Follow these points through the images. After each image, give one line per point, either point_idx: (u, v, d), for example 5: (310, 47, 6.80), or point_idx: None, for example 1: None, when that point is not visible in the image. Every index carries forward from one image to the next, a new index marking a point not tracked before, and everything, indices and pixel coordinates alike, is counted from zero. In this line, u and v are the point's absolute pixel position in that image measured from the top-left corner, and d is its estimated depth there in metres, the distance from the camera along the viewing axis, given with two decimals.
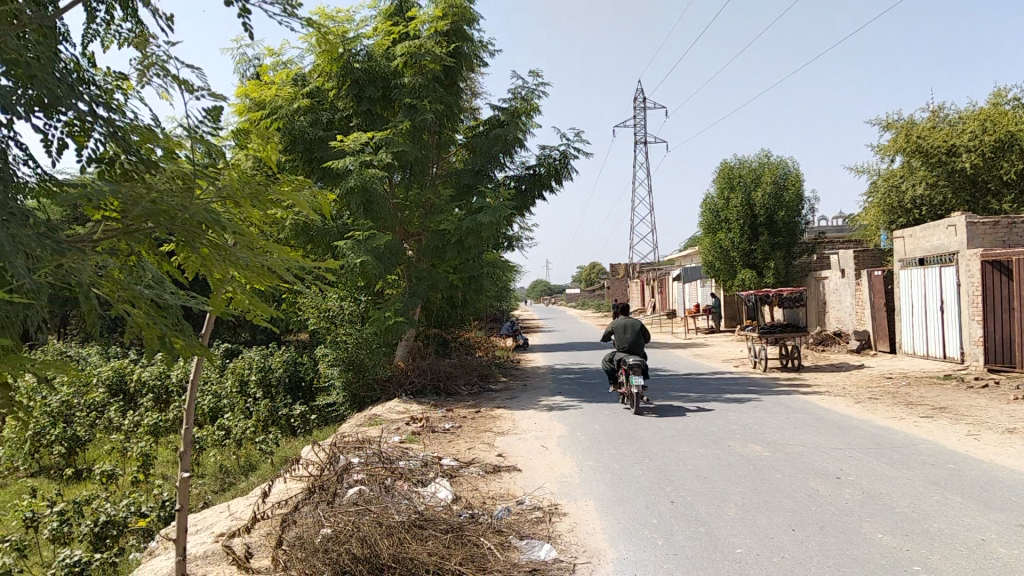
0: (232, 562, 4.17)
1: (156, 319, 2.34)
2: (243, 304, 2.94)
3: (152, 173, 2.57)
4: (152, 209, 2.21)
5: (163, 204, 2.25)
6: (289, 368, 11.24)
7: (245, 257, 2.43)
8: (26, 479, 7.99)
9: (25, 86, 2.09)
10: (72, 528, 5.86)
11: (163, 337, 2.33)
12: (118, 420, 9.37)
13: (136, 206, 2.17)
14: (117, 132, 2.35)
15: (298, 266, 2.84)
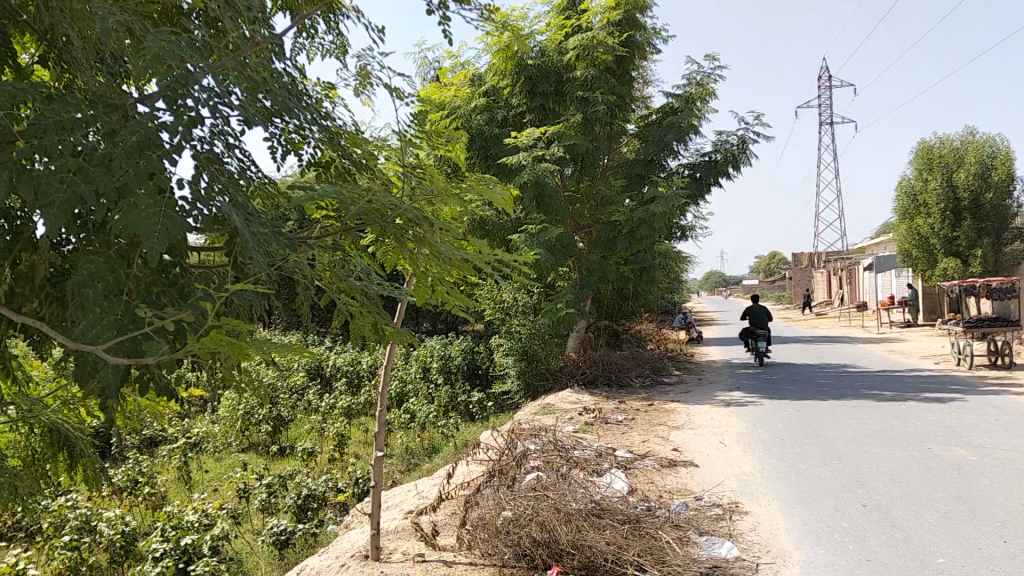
0: (420, 538, 4.43)
1: (372, 310, 2.45)
2: (441, 295, 3.00)
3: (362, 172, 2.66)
4: (368, 207, 2.26)
5: (377, 202, 2.31)
6: (467, 357, 11.69)
7: (450, 252, 2.46)
8: (239, 452, 8.86)
9: (260, 98, 2.24)
10: (280, 498, 6.45)
11: (377, 327, 2.41)
12: (315, 401, 10.16)
13: (353, 205, 2.30)
14: (332, 136, 2.49)
15: (496, 257, 2.86)
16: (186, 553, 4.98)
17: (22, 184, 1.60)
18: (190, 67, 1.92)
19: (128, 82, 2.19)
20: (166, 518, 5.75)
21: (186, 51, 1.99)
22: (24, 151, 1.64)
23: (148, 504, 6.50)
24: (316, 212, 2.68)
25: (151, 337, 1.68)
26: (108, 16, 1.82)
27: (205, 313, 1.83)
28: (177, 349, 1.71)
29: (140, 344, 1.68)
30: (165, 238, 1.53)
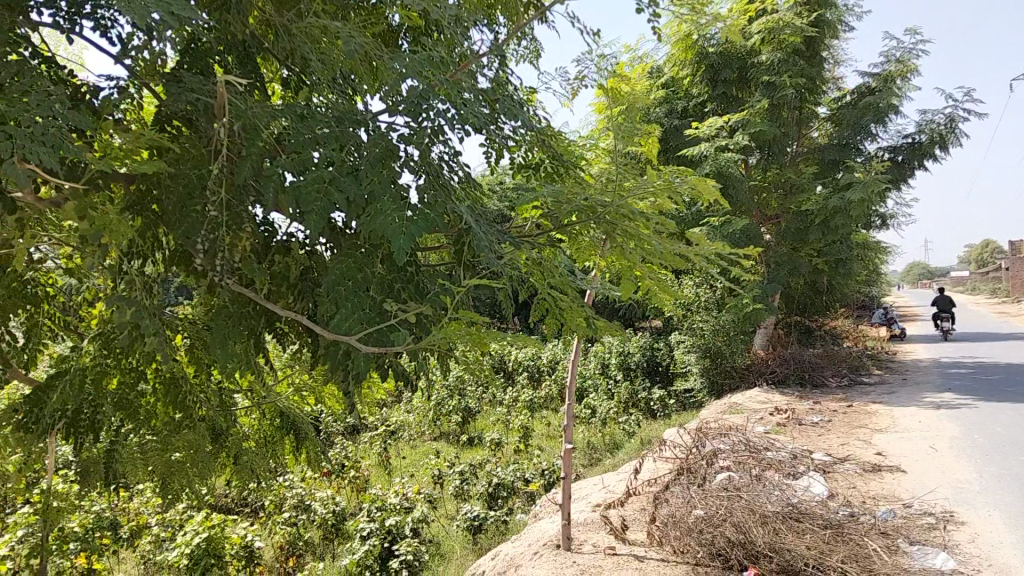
0: (610, 531, 4.48)
1: (584, 304, 2.01)
2: (646, 288, 2.63)
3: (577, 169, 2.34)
4: (581, 206, 1.91)
5: (589, 200, 1.95)
6: (648, 353, 11.60)
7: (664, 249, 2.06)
8: (432, 441, 9.34)
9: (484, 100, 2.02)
10: (472, 486, 6.74)
11: (589, 322, 2.02)
12: (500, 394, 10.48)
13: (570, 205, 1.92)
14: (548, 135, 2.13)
15: (711, 251, 2.46)
16: (391, 533, 5.33)
17: (287, 197, 1.32)
18: (438, 85, 1.63)
19: (357, 95, 2.01)
20: (371, 499, 6.19)
21: (435, 69, 1.71)
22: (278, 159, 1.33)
23: (354, 486, 7.03)
24: (526, 214, 2.31)
25: (400, 327, 1.38)
26: (354, 40, 1.72)
27: (445, 306, 1.55)
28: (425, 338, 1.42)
29: (392, 335, 1.38)
30: (416, 237, 1.26)
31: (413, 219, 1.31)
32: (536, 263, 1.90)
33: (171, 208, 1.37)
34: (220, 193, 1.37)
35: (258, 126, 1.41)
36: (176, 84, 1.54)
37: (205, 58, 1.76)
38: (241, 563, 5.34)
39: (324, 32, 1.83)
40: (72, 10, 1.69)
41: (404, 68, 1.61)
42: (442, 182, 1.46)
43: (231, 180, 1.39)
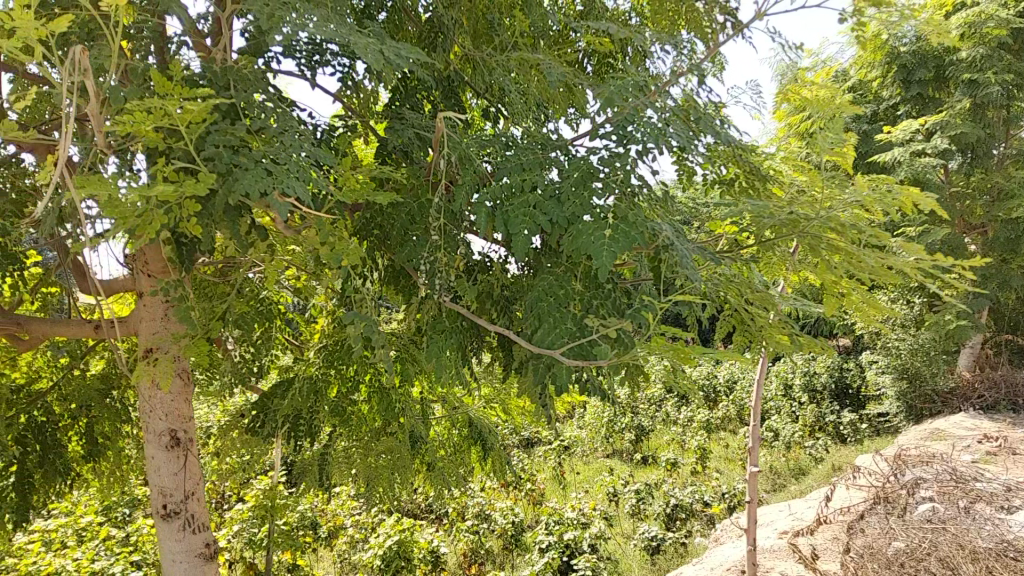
0: (799, 559, 4.34)
1: (786, 320, 1.88)
2: (863, 314, 2.36)
3: (777, 184, 2.24)
4: (785, 219, 1.80)
5: (793, 213, 1.82)
6: (835, 373, 10.95)
7: (876, 263, 1.87)
8: (606, 458, 9.33)
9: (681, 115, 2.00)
10: (648, 505, 6.67)
11: (793, 338, 1.87)
12: (675, 413, 10.30)
13: (772, 219, 1.78)
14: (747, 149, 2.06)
15: (940, 265, 2.18)
16: (569, 548, 5.40)
17: (495, 219, 1.40)
18: (643, 109, 1.63)
19: (553, 120, 2.07)
20: (549, 512, 6.29)
21: (636, 90, 1.71)
22: (490, 187, 1.43)
23: (530, 498, 7.17)
24: (719, 229, 2.19)
25: (601, 343, 1.40)
26: (560, 70, 1.80)
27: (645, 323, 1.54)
28: (626, 353, 1.44)
29: (592, 350, 1.41)
30: (618, 253, 1.27)
31: (613, 236, 1.32)
32: (733, 278, 1.81)
33: (394, 233, 1.54)
34: (439, 218, 1.49)
35: (469, 157, 1.50)
36: (397, 121, 1.69)
37: (414, 94, 1.90)
38: (427, 567, 5.62)
39: (525, 62, 1.93)
40: (308, 56, 1.81)
41: (604, 93, 1.62)
42: (643, 201, 1.46)
43: (447, 207, 1.50)
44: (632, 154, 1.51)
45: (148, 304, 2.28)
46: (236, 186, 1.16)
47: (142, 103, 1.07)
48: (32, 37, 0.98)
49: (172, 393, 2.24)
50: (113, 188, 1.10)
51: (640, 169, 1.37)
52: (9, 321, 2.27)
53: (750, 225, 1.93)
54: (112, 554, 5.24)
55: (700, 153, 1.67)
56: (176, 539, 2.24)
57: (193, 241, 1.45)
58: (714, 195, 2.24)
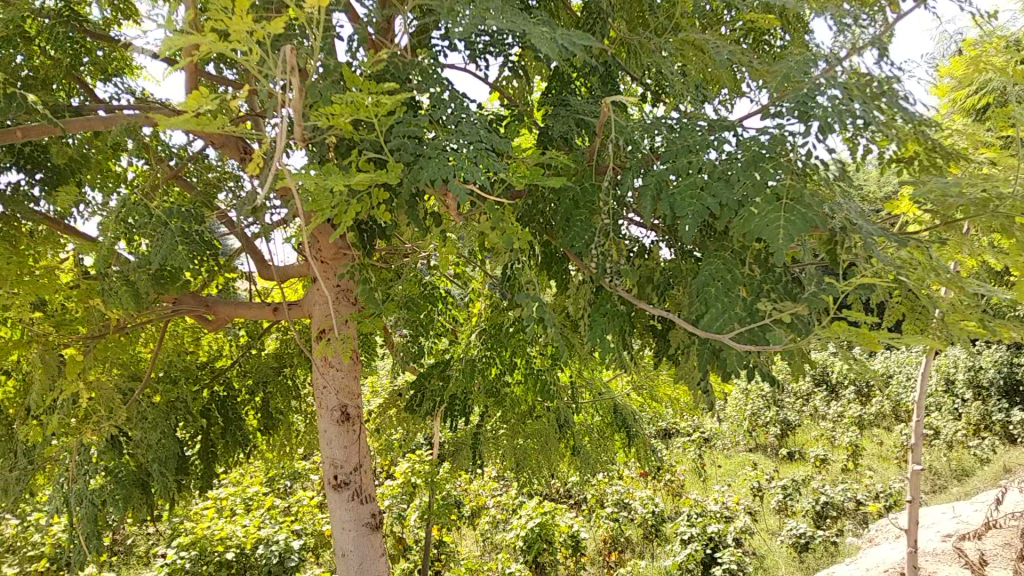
0: (966, 564, 4.09)
1: (977, 306, 1.72)
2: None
3: (957, 162, 2.08)
4: (975, 198, 1.66)
5: (986, 193, 1.68)
6: (1005, 369, 10.12)
7: None
8: (748, 452, 9.09)
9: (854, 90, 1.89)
10: (796, 501, 6.45)
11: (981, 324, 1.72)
12: (823, 408, 9.87)
13: (959, 198, 1.67)
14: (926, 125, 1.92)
15: None
16: (712, 540, 5.32)
17: (662, 202, 1.40)
18: (817, 85, 1.56)
19: (711, 101, 2.03)
20: (691, 504, 6.21)
21: (807, 67, 1.63)
22: (655, 169, 1.43)
23: (669, 489, 7.12)
24: (894, 211, 2.06)
25: (774, 328, 1.37)
26: (727, 50, 1.76)
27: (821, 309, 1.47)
28: (800, 340, 1.39)
29: (764, 335, 1.40)
30: (795, 234, 1.24)
31: (788, 217, 1.28)
32: (917, 259, 1.68)
33: (559, 218, 1.58)
34: (605, 203, 1.52)
35: (636, 141, 1.51)
36: (557, 108, 1.72)
37: (571, 82, 1.93)
38: (568, 551, 5.73)
39: (687, 43, 1.91)
40: (480, 47, 1.87)
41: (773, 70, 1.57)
42: (818, 181, 1.40)
43: (612, 191, 1.51)
44: (807, 132, 1.44)
45: (320, 288, 2.47)
46: (422, 175, 1.29)
47: (339, 97, 1.21)
48: (251, 39, 1.09)
49: (342, 371, 2.42)
50: (321, 178, 1.24)
51: (818, 149, 1.33)
52: (200, 304, 2.52)
53: (932, 207, 1.80)
54: (276, 523, 5.65)
55: (878, 131, 1.59)
56: (347, 508, 2.41)
57: (373, 228, 1.61)
58: (886, 176, 2.11)
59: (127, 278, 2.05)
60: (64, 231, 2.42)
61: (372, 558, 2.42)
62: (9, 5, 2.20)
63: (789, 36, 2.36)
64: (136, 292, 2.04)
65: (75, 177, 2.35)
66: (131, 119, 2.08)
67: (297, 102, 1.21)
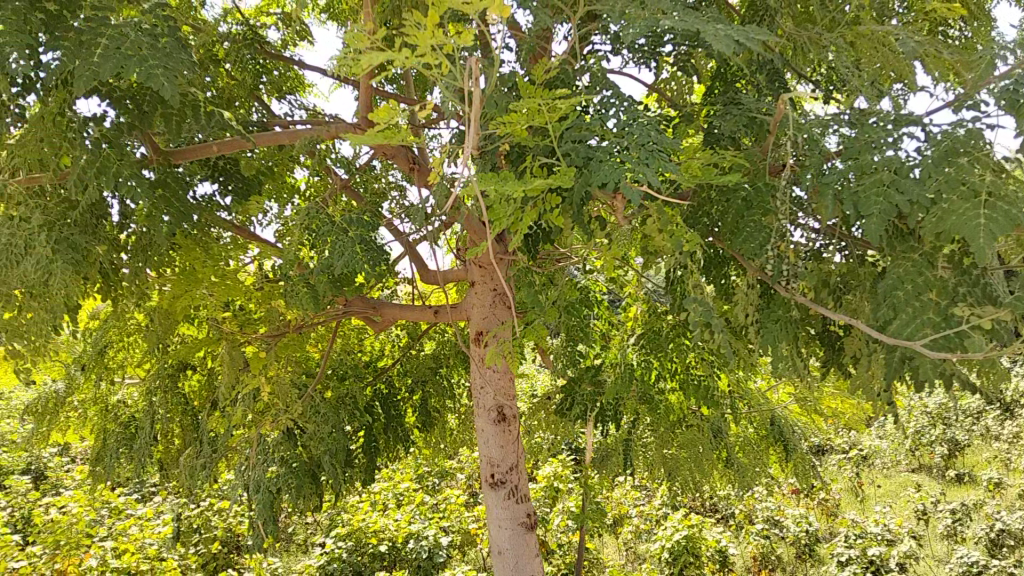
0: None
1: None
2: None
3: None
4: None
5: None
6: None
7: None
8: (910, 472, 8.56)
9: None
10: (967, 528, 6.02)
11: None
12: (998, 427, 9.09)
13: None
14: None
15: None
16: (873, 564, 5.08)
17: (843, 202, 1.35)
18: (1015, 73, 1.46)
19: (888, 94, 1.93)
20: (848, 523, 5.91)
21: (1001, 54, 1.53)
22: (835, 168, 1.39)
23: (823, 508, 6.81)
24: None
25: (971, 335, 1.29)
26: (910, 42, 1.67)
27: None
28: (1001, 347, 1.30)
29: (962, 342, 1.31)
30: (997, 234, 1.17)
31: (988, 216, 1.20)
32: None
33: (728, 219, 1.57)
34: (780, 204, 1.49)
35: (812, 139, 1.46)
36: (724, 109, 1.69)
37: (736, 82, 1.89)
38: (715, 566, 5.63)
39: (861, 37, 1.82)
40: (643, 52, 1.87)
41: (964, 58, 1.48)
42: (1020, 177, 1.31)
43: (786, 191, 1.47)
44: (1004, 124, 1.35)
45: (478, 292, 2.55)
46: (597, 178, 1.31)
47: (518, 105, 1.25)
48: (440, 52, 1.16)
49: (499, 372, 2.50)
50: (501, 184, 1.29)
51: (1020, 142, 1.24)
52: (368, 307, 2.68)
53: None
54: (425, 519, 5.87)
55: None
56: (503, 506, 2.47)
57: (538, 233, 1.64)
58: None
59: (307, 281, 2.22)
60: (248, 238, 2.62)
61: (526, 558, 2.46)
62: (200, 31, 2.39)
63: (974, 22, 2.21)
64: (316, 295, 2.19)
65: (259, 188, 2.47)
66: (312, 133, 2.23)
67: (479, 112, 1.25)
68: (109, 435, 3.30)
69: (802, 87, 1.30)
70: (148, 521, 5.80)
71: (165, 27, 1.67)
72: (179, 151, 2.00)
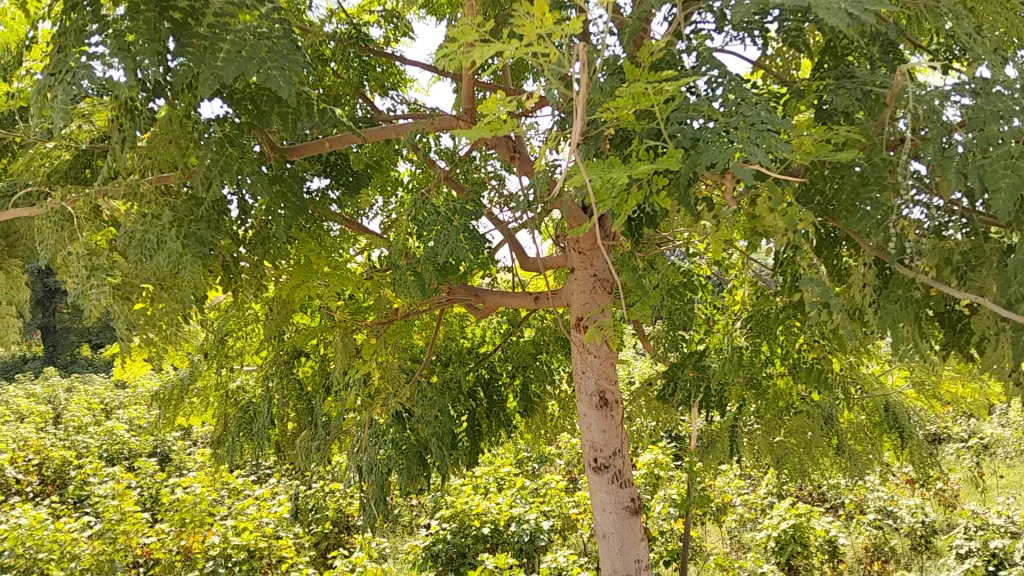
0: None
1: None
2: None
3: None
4: None
5: None
6: None
7: None
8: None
9: None
10: None
11: None
12: None
13: None
14: None
15: None
16: (995, 557, 4.86)
17: (968, 175, 1.30)
18: None
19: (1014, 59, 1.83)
20: (968, 515, 5.66)
21: None
22: (958, 140, 1.33)
23: (940, 499, 6.53)
24: None
25: None
26: None
27: None
28: None
29: None
30: None
31: None
32: None
33: (843, 197, 1.55)
34: (898, 180, 1.45)
35: (932, 110, 1.41)
36: (836, 82, 1.65)
37: (845, 55, 1.84)
38: (825, 556, 5.51)
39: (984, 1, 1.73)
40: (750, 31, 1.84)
41: None
42: None
43: (905, 167, 1.42)
44: None
45: (578, 279, 2.54)
46: (703, 160, 1.30)
47: (624, 89, 1.25)
48: (548, 40, 1.18)
49: (601, 357, 2.51)
50: (607, 169, 1.29)
51: None
52: (471, 294, 2.76)
53: None
54: (526, 504, 5.97)
55: None
56: (607, 491, 2.48)
57: (642, 217, 1.64)
58: None
59: (414, 270, 2.30)
60: (356, 229, 2.72)
61: (631, 542, 2.46)
62: (309, 31, 2.49)
63: None
64: (422, 282, 2.26)
65: (366, 182, 2.56)
66: (417, 127, 2.29)
67: (586, 98, 1.26)
68: (231, 419, 3.51)
69: (922, 58, 1.25)
70: (265, 501, 6.12)
71: (280, 29, 1.75)
72: (293, 148, 2.10)
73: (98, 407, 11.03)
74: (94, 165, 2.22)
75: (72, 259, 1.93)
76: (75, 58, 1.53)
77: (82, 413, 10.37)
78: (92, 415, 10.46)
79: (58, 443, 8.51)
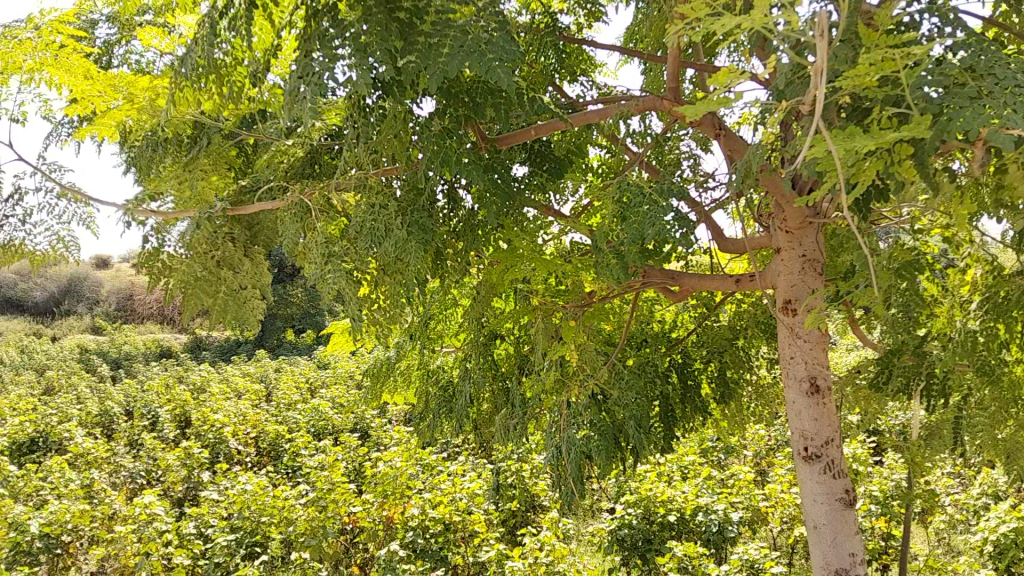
0: None
1: None
2: None
3: None
4: None
5: None
6: None
7: None
8: None
9: None
10: None
11: None
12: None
13: None
14: None
15: None
16: None
17: None
18: None
19: None
20: None
21: None
22: None
23: None
24: None
25: None
26: None
27: None
28: None
29: None
30: None
31: None
32: None
33: None
34: None
35: None
36: None
37: None
38: None
39: None
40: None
41: None
42: None
43: None
44: None
45: (785, 259, 2.45)
46: (955, 126, 1.22)
47: (865, 56, 1.20)
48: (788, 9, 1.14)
49: (811, 342, 2.41)
50: (847, 141, 1.24)
51: None
52: (668, 277, 2.74)
53: None
54: (713, 493, 5.89)
55: None
56: (818, 481, 2.39)
57: (872, 192, 1.57)
58: None
59: (617, 252, 2.31)
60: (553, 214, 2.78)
61: (845, 535, 2.36)
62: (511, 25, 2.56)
63: None
64: (626, 265, 2.28)
65: (568, 167, 2.60)
66: (620, 110, 2.31)
67: (825, 68, 1.22)
68: (431, 396, 3.71)
69: None
70: (458, 477, 6.42)
71: (497, 21, 1.78)
72: (502, 137, 2.19)
73: (304, 386, 12.05)
74: (320, 162, 2.49)
75: (312, 247, 2.11)
76: (318, 61, 1.67)
77: (290, 390, 11.38)
78: (299, 392, 11.44)
79: (272, 418, 9.38)
